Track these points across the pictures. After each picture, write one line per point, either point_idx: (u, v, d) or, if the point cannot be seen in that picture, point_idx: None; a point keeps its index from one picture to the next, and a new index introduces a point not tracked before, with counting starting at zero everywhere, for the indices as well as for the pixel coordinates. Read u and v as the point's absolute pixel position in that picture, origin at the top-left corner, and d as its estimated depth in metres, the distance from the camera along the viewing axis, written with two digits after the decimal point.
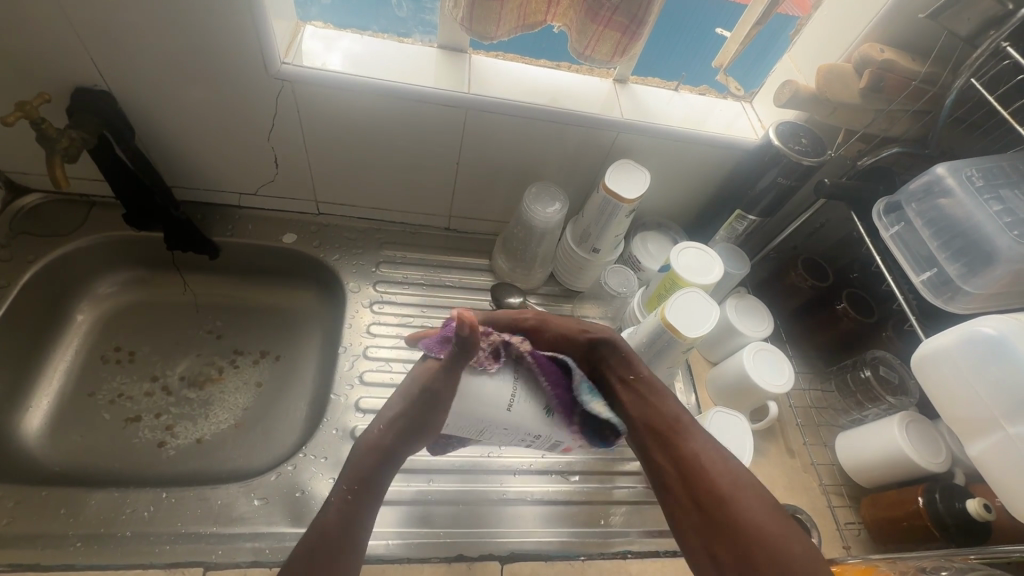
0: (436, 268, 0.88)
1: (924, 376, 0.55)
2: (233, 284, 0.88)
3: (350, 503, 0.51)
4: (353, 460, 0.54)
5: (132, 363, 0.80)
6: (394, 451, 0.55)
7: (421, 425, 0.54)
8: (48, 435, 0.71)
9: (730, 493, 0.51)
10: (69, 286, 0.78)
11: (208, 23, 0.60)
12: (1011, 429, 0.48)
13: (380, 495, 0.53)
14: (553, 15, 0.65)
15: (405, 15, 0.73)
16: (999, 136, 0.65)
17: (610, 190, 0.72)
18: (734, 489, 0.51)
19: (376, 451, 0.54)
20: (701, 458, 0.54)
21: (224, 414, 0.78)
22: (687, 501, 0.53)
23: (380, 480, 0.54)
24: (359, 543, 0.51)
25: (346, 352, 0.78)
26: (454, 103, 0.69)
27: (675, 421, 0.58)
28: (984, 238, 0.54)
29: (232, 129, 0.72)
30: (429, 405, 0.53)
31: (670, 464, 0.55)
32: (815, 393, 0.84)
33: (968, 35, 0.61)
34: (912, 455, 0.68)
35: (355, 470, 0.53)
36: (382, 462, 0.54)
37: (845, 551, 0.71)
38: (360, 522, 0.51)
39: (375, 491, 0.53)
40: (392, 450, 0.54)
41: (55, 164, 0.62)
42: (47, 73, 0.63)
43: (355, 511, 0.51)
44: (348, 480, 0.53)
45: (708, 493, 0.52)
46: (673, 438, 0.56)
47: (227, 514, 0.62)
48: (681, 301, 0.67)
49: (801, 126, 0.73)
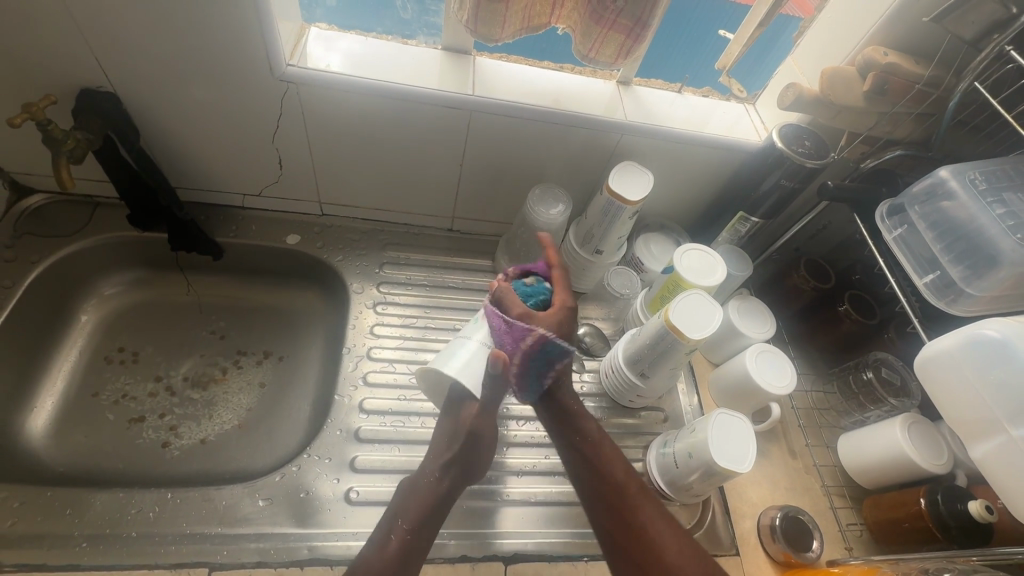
0: (440, 269, 0.88)
1: (927, 378, 0.55)
2: (237, 285, 0.89)
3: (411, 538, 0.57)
4: (412, 500, 0.61)
5: (136, 363, 0.80)
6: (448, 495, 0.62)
7: (470, 466, 0.65)
8: (53, 435, 0.71)
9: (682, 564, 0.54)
10: (73, 286, 0.79)
11: (213, 25, 0.60)
12: (1016, 432, 0.48)
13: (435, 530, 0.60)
14: (557, 16, 0.65)
15: (409, 17, 0.74)
16: (1002, 138, 0.65)
17: (613, 191, 0.72)
18: (681, 559, 0.54)
19: (439, 493, 0.62)
20: (654, 526, 0.57)
21: (227, 415, 0.78)
22: (629, 563, 0.56)
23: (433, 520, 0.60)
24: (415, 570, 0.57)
25: (350, 353, 0.78)
26: (458, 104, 0.69)
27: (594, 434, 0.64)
28: (987, 241, 0.54)
29: (237, 130, 0.72)
30: (474, 445, 0.64)
31: (618, 532, 0.57)
32: (818, 394, 0.84)
33: (972, 38, 0.61)
34: (913, 456, 0.68)
35: (417, 507, 0.60)
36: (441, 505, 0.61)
37: (847, 552, 0.71)
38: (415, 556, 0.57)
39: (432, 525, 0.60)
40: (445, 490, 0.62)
41: (61, 166, 0.61)
42: (52, 74, 0.63)
43: (417, 541, 0.58)
44: (409, 516, 0.59)
45: (653, 560, 0.55)
46: (625, 509, 0.58)
47: (232, 515, 0.62)
48: (684, 302, 0.67)
49: (804, 129, 0.73)
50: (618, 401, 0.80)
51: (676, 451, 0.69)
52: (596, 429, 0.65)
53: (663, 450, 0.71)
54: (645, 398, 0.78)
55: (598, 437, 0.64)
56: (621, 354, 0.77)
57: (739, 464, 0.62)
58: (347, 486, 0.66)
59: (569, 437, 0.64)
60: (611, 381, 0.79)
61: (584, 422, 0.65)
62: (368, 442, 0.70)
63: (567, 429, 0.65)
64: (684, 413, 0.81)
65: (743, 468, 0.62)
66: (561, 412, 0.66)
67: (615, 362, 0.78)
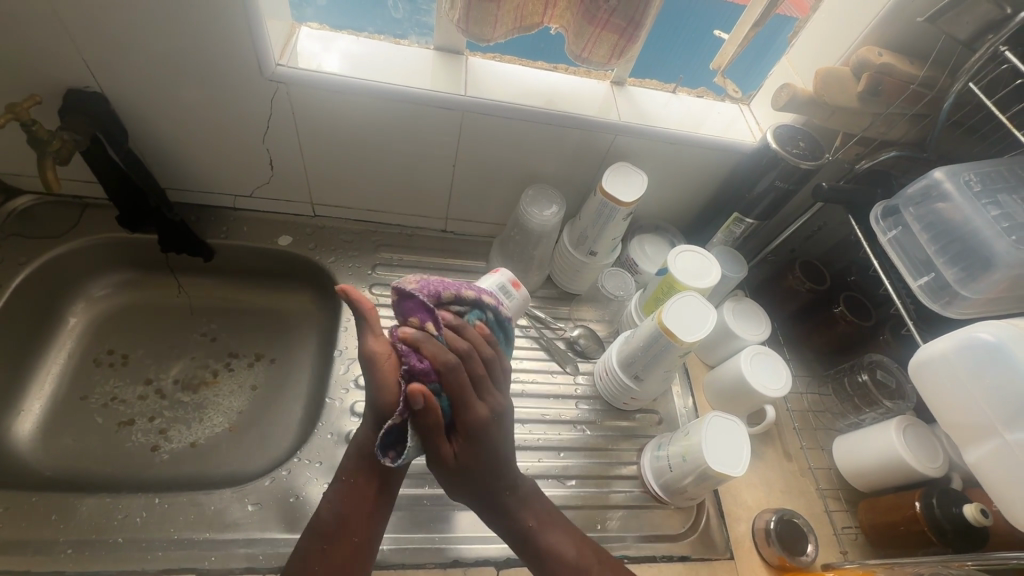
0: (433, 271, 0.88)
1: (921, 382, 0.55)
2: (228, 286, 0.88)
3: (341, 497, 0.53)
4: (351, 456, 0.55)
5: (125, 366, 0.79)
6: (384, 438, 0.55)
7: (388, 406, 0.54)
8: (40, 439, 0.71)
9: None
10: (62, 288, 0.78)
11: (201, 24, 0.59)
12: (1010, 435, 0.48)
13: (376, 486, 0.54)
14: (550, 16, 0.64)
15: (400, 16, 0.73)
16: (997, 139, 0.65)
17: (607, 193, 0.71)
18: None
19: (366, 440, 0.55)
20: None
21: (218, 418, 0.77)
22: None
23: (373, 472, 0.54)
24: (360, 532, 0.52)
25: (342, 356, 0.77)
26: (451, 105, 0.69)
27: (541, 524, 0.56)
28: (983, 244, 0.53)
29: (226, 130, 0.71)
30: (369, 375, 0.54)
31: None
32: (813, 396, 0.84)
33: (967, 38, 0.60)
34: (910, 460, 0.67)
35: (352, 461, 0.55)
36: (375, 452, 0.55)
37: (842, 556, 0.71)
38: (355, 516, 0.52)
39: (369, 480, 0.54)
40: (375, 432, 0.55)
41: (46, 166, 0.61)
42: (39, 73, 0.63)
43: (349, 502, 0.53)
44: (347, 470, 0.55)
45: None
46: None
47: (221, 520, 0.61)
48: (678, 305, 0.67)
49: (799, 130, 0.73)
50: (612, 403, 0.79)
51: (670, 455, 0.68)
52: (547, 534, 0.56)
53: (658, 453, 0.71)
54: (639, 401, 0.77)
55: (550, 540, 0.55)
56: (616, 356, 0.76)
57: (733, 468, 0.62)
58: None
59: (521, 546, 0.56)
60: (605, 383, 0.78)
61: (530, 526, 0.55)
62: None
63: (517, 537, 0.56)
64: (679, 415, 0.81)
65: (737, 472, 0.61)
66: (507, 522, 0.55)
67: (610, 365, 0.77)
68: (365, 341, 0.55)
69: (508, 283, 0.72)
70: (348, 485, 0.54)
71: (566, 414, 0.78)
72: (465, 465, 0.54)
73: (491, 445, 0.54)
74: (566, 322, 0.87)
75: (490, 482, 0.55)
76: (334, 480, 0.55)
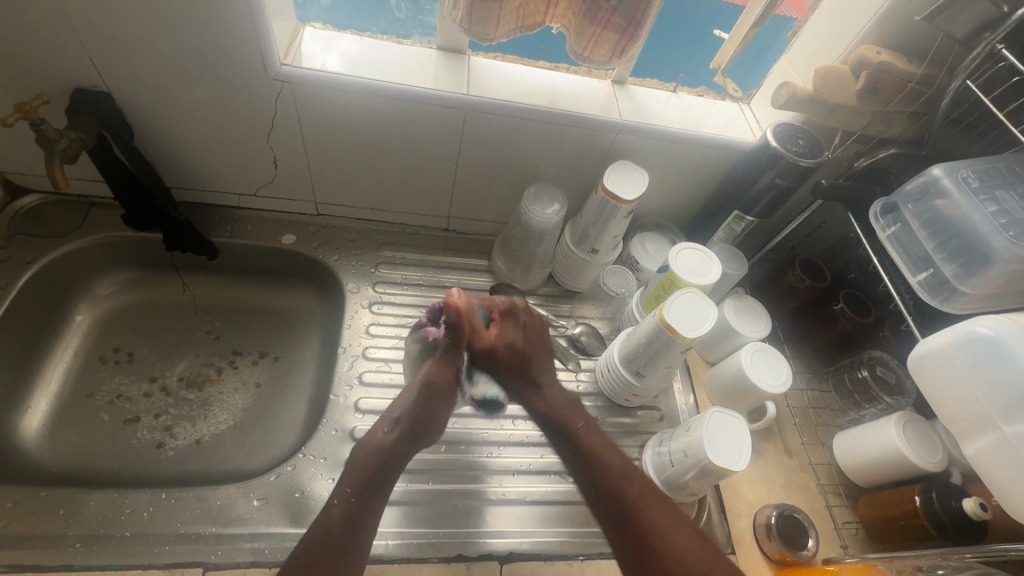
0: (435, 269, 0.88)
1: (921, 376, 0.56)
2: (232, 285, 0.88)
3: (354, 505, 0.53)
4: (357, 461, 0.56)
5: (130, 364, 0.79)
6: (400, 449, 0.58)
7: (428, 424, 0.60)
8: (47, 435, 0.71)
9: (695, 572, 0.52)
10: (68, 286, 0.78)
11: (207, 24, 0.60)
12: (1008, 428, 0.48)
13: (385, 494, 0.56)
14: (552, 15, 0.65)
15: (404, 16, 0.74)
16: (995, 137, 0.65)
17: (608, 191, 0.72)
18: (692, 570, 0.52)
19: (380, 450, 0.57)
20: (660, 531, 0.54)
21: (223, 415, 0.78)
22: (641, 573, 0.53)
23: (384, 480, 0.56)
24: (366, 539, 0.53)
25: (345, 353, 0.78)
26: (453, 103, 0.69)
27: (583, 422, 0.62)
28: (980, 240, 0.54)
29: (231, 129, 0.72)
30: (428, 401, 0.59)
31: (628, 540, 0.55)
32: (813, 393, 0.84)
33: (964, 37, 0.61)
34: (910, 455, 0.68)
35: (359, 468, 0.56)
36: (389, 462, 0.57)
37: (842, 551, 0.71)
38: (364, 521, 0.53)
39: (379, 489, 0.55)
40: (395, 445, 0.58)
41: (54, 165, 0.62)
42: (46, 73, 0.63)
43: (362, 505, 0.54)
44: (352, 480, 0.55)
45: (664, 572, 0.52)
46: (632, 512, 0.55)
47: (227, 515, 0.62)
48: (679, 301, 0.67)
49: (798, 128, 0.73)
50: (614, 400, 0.80)
51: (671, 450, 0.69)
52: (591, 434, 0.61)
53: (659, 449, 0.71)
54: (640, 397, 0.78)
55: (592, 439, 0.60)
56: (617, 353, 0.77)
57: (734, 463, 0.62)
58: None
59: (564, 440, 0.61)
60: (607, 380, 0.79)
61: (576, 424, 0.61)
62: None
63: (562, 432, 0.61)
64: (680, 411, 0.81)
65: (739, 467, 0.62)
66: (550, 411, 0.62)
67: (611, 361, 0.77)
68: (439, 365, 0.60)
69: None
70: (360, 491, 0.54)
71: None
72: (512, 347, 0.63)
73: (530, 336, 0.64)
74: (568, 319, 0.88)
75: (535, 372, 0.63)
76: (341, 484, 0.55)
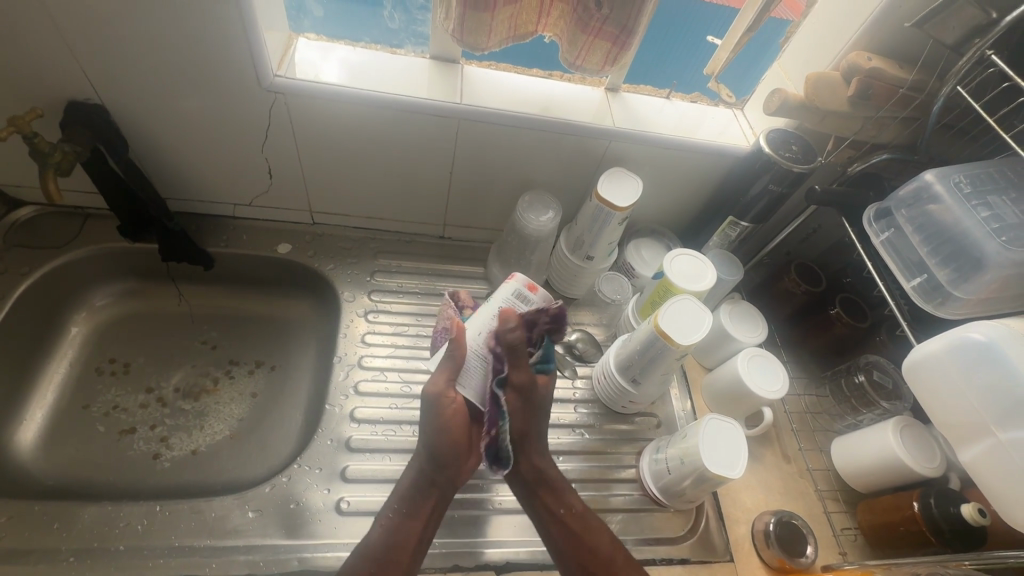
0: (432, 277, 0.88)
1: (915, 382, 0.55)
2: (229, 295, 0.88)
3: (394, 523, 0.57)
4: (401, 489, 0.59)
5: (126, 375, 0.79)
6: (439, 476, 0.59)
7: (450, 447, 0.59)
8: (43, 447, 0.71)
9: None
10: (63, 298, 0.78)
11: (200, 37, 0.60)
12: (1004, 435, 0.48)
13: (426, 518, 0.58)
14: (544, 25, 0.66)
15: (396, 26, 0.73)
16: (986, 141, 0.66)
17: (602, 199, 0.72)
18: None
19: (421, 475, 0.59)
20: None
21: (219, 425, 0.78)
22: None
23: (421, 507, 0.58)
24: (410, 555, 0.55)
25: (341, 362, 0.78)
26: (446, 112, 0.69)
27: (558, 478, 0.63)
28: (972, 244, 0.54)
29: (226, 141, 0.72)
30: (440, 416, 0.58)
31: None
32: (810, 398, 0.84)
33: (954, 42, 0.61)
34: (908, 460, 0.68)
35: (402, 494, 0.59)
36: (431, 487, 0.59)
37: (841, 557, 0.71)
38: (405, 545, 0.55)
39: (419, 515, 0.57)
40: (431, 472, 0.59)
41: (48, 177, 0.62)
42: (40, 87, 0.64)
43: (401, 531, 0.56)
44: (394, 505, 0.58)
45: None
46: None
47: (221, 527, 0.62)
48: (674, 309, 0.67)
49: (791, 134, 0.73)
50: (610, 407, 0.79)
51: (668, 457, 0.69)
52: (571, 494, 0.62)
53: (656, 456, 0.71)
54: (637, 404, 0.77)
55: (576, 501, 0.62)
56: (613, 359, 0.77)
57: (730, 470, 0.62)
58: (337, 495, 0.66)
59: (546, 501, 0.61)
60: (603, 387, 0.78)
61: (557, 477, 0.63)
62: (359, 452, 0.70)
63: (547, 487, 0.62)
64: (677, 417, 0.81)
65: (735, 474, 0.62)
66: (537, 471, 0.62)
67: (607, 369, 0.77)
68: (433, 382, 0.59)
69: (525, 288, 0.64)
70: (400, 515, 0.57)
71: (565, 418, 0.78)
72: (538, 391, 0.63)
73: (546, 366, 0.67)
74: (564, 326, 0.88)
75: (531, 451, 0.62)
76: (383, 511, 0.58)
